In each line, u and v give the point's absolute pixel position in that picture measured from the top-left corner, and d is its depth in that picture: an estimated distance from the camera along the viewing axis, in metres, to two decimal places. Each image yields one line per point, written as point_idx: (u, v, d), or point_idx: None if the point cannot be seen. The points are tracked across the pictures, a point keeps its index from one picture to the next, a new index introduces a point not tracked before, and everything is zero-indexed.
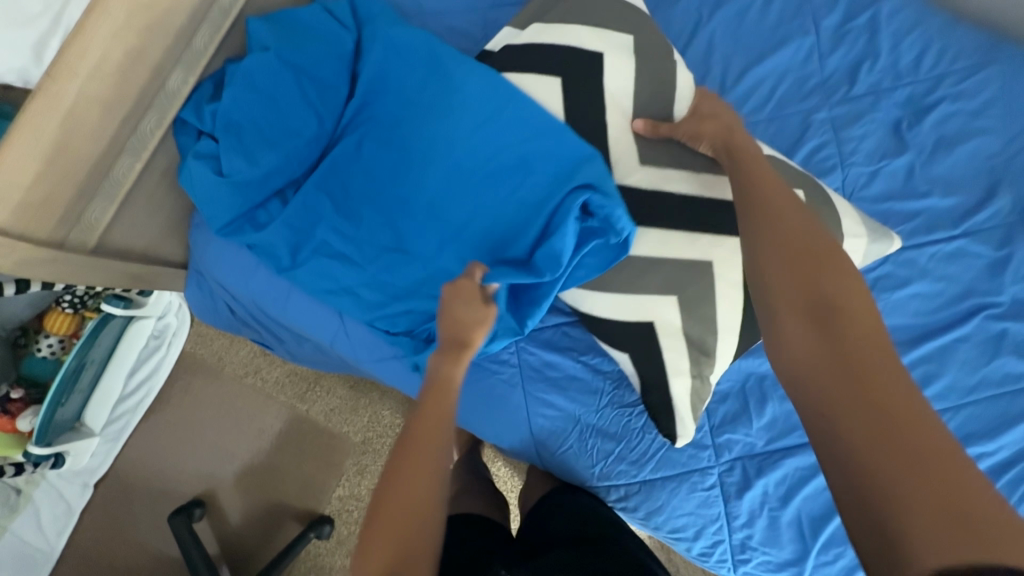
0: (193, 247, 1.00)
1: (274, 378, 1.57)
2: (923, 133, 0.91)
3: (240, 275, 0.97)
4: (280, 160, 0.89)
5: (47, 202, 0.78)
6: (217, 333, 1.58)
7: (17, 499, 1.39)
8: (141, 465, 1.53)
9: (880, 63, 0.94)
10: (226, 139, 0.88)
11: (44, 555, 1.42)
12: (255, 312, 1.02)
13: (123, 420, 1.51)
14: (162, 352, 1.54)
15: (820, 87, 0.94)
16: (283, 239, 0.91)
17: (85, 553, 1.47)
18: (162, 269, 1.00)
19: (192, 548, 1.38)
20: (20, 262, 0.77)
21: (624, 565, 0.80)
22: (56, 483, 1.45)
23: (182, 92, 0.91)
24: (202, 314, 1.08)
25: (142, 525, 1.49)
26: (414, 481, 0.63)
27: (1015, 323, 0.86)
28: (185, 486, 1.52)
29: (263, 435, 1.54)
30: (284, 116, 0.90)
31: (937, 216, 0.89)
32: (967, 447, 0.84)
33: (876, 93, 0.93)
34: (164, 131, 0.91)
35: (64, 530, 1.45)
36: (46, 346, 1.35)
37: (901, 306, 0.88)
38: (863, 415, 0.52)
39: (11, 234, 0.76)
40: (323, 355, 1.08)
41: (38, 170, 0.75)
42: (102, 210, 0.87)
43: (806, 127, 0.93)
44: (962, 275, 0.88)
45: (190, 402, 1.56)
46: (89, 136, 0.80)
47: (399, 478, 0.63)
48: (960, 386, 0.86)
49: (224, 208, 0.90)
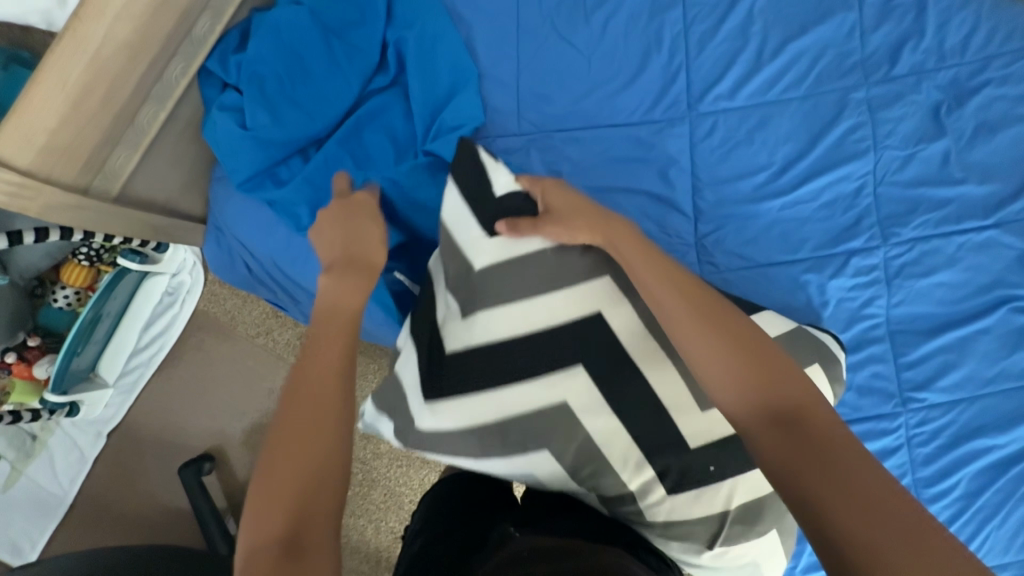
0: (213, 202, 1.00)
1: (285, 340, 1.58)
2: (964, 117, 0.88)
3: (260, 231, 0.96)
4: (305, 116, 0.90)
5: (73, 146, 0.78)
6: (229, 293, 1.59)
7: (32, 444, 1.44)
8: (152, 418, 1.56)
9: (924, 43, 0.91)
10: (250, 89, 0.89)
11: (57, 500, 1.46)
12: (271, 270, 1.02)
13: (136, 372, 1.53)
14: (176, 309, 1.55)
15: (860, 65, 0.92)
16: (303, 194, 0.89)
17: (98, 500, 1.50)
18: (183, 223, 1.00)
19: (201, 500, 1.41)
20: (46, 207, 0.77)
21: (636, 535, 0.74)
22: (71, 431, 1.49)
23: (208, 41, 0.91)
24: (219, 270, 1.08)
25: (151, 476, 1.53)
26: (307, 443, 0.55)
27: None
28: (196, 440, 1.55)
29: (273, 395, 1.57)
30: (310, 74, 0.92)
31: (970, 205, 0.87)
32: (978, 438, 0.84)
33: (918, 74, 0.90)
34: (190, 80, 0.91)
35: (77, 478, 1.49)
36: (62, 298, 1.36)
37: (925, 294, 0.87)
38: (786, 445, 0.53)
39: (35, 177, 0.75)
40: (338, 318, 1.07)
41: (64, 112, 0.74)
42: (125, 158, 0.87)
43: (842, 106, 0.91)
44: (989, 266, 0.87)
45: (202, 359, 1.58)
46: (115, 80, 0.79)
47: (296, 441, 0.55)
48: (977, 377, 0.85)
49: (245, 162, 0.89)
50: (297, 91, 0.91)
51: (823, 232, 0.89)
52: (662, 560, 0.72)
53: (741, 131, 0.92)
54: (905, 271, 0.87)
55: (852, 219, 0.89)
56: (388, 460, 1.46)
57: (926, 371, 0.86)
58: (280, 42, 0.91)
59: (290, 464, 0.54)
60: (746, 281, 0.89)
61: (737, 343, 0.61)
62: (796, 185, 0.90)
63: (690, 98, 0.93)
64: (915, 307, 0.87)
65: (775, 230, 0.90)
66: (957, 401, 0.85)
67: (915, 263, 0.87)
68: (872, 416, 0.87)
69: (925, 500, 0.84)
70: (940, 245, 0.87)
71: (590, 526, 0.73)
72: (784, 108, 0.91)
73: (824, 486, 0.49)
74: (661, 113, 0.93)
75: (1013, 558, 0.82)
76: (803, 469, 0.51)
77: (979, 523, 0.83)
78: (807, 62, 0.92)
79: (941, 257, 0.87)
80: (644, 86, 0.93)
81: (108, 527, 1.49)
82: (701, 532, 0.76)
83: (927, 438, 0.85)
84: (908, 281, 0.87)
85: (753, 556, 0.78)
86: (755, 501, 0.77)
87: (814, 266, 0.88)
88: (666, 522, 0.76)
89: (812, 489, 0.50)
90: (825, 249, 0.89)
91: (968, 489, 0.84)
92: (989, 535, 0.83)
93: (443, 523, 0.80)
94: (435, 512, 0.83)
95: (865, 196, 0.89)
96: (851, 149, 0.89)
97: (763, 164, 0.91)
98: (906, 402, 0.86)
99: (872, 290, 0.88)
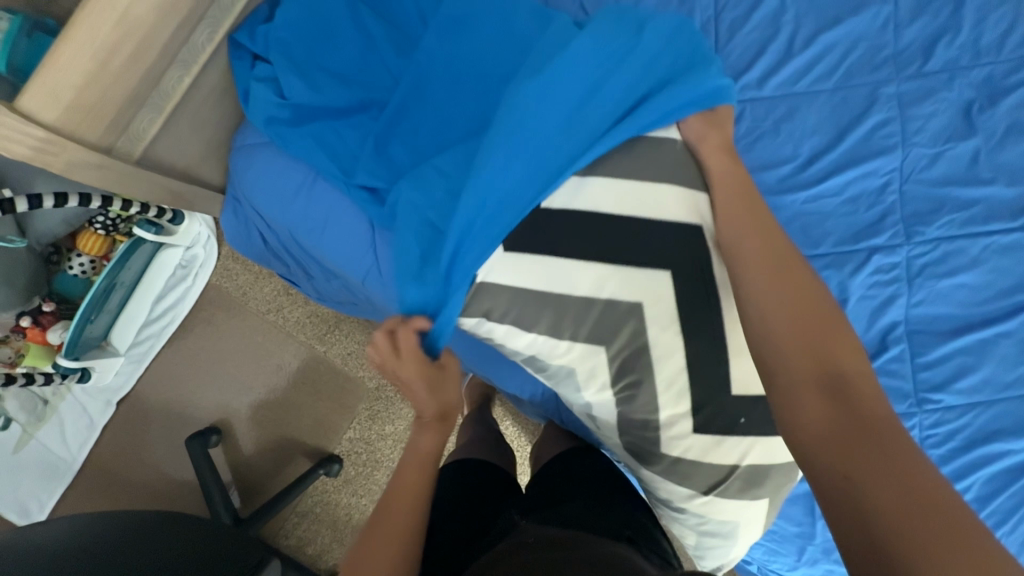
0: (232, 171, 1.00)
1: (295, 318, 1.60)
2: (996, 117, 0.87)
3: (278, 202, 0.96)
4: (346, 85, 0.90)
5: (99, 106, 0.79)
6: (242, 268, 1.60)
7: (44, 409, 1.46)
8: (162, 388, 1.57)
9: (960, 39, 0.89)
10: (280, 58, 0.90)
11: (66, 465, 1.48)
12: (288, 243, 1.02)
13: (147, 343, 1.55)
14: (189, 282, 1.56)
15: (892, 59, 0.90)
16: (330, 156, 0.89)
17: (105, 466, 1.52)
18: (201, 191, 1.01)
19: (207, 472, 1.43)
20: (70, 164, 0.78)
21: (639, 529, 0.76)
22: (81, 398, 1.50)
23: (235, 8, 0.91)
24: (235, 242, 1.09)
25: (160, 445, 1.54)
26: (398, 517, 0.66)
27: None
28: (204, 412, 1.56)
29: (281, 372, 1.58)
30: (338, 42, 0.92)
31: (997, 206, 0.86)
32: (992, 443, 0.83)
33: (952, 70, 0.89)
34: (215, 47, 0.91)
35: (86, 444, 1.51)
36: (77, 265, 1.38)
37: (946, 295, 0.86)
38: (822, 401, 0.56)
39: (61, 134, 0.76)
40: (351, 294, 1.08)
41: (93, 71, 0.75)
42: (149, 121, 0.87)
43: (872, 100, 0.89)
44: (1014, 269, 0.85)
45: (213, 333, 1.60)
46: (142, 41, 0.79)
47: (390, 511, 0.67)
48: (995, 381, 0.84)
49: (279, 130, 0.91)
50: (324, 64, 0.92)
51: (845, 228, 0.88)
52: (664, 558, 0.73)
53: (767, 121, 0.91)
54: (927, 270, 0.86)
55: (876, 216, 0.88)
56: (393, 440, 1.53)
57: (944, 372, 0.85)
58: (313, 13, 0.92)
59: (401, 493, 0.69)
60: None
61: (814, 322, 0.62)
62: (821, 178, 0.89)
63: None
64: (936, 307, 0.86)
65: (796, 223, 0.89)
66: (973, 404, 0.84)
67: (938, 264, 0.86)
68: None
69: None
70: (964, 245, 0.86)
71: (600, 519, 0.74)
72: (812, 100, 0.90)
73: (847, 443, 0.52)
74: None
75: None
76: (842, 441, 0.52)
77: (989, 527, 0.82)
78: (839, 53, 0.91)
79: (965, 259, 0.86)
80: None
81: (115, 493, 1.51)
82: (701, 481, 0.78)
83: (940, 440, 0.84)
84: (930, 281, 0.86)
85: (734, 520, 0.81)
86: (761, 471, 0.77)
87: (835, 262, 0.87)
88: (677, 459, 0.77)
89: (839, 458, 0.51)
90: (846, 245, 0.88)
91: (980, 493, 0.83)
92: (999, 540, 0.82)
93: (453, 501, 0.82)
94: (445, 487, 0.85)
95: (891, 192, 0.88)
96: (878, 145, 0.88)
97: (788, 156, 0.90)
98: (921, 403, 0.85)
99: (893, 288, 0.86)
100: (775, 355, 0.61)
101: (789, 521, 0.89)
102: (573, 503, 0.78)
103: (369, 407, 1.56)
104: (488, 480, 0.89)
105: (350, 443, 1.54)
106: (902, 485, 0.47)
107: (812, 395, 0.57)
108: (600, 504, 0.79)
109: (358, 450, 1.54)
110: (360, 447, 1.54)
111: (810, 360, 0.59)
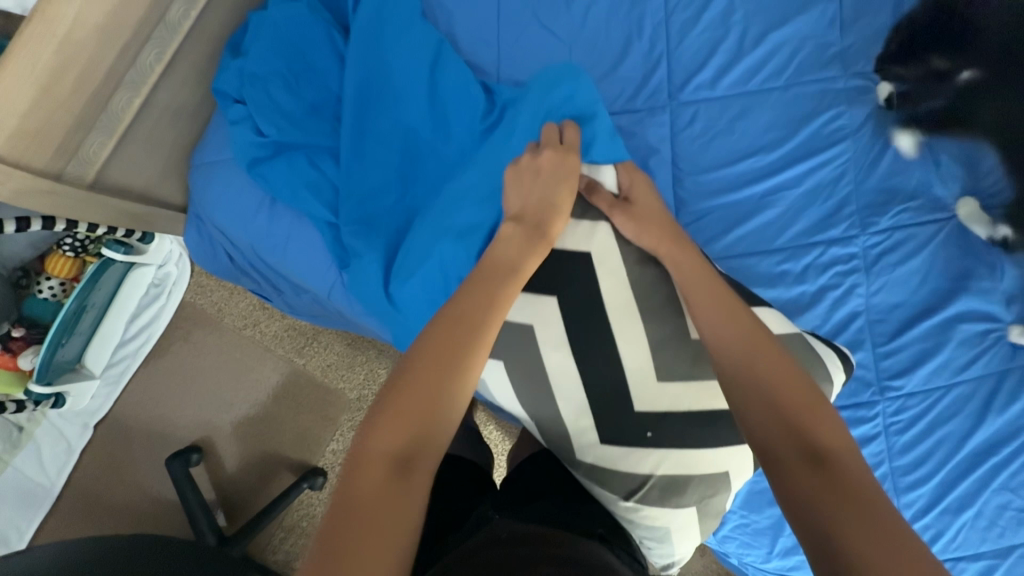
0: (192, 190, 0.99)
1: (272, 332, 1.59)
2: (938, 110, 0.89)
3: (238, 218, 0.95)
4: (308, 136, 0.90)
5: (44, 131, 0.77)
6: (217, 284, 1.59)
7: (19, 436, 1.45)
8: (140, 409, 1.55)
9: (901, 36, 0.92)
10: (255, 95, 0.90)
11: (45, 490, 1.46)
12: (253, 259, 1.01)
13: (123, 363, 1.54)
14: (162, 301, 1.55)
15: (839, 57, 0.92)
16: (285, 188, 0.89)
17: (86, 492, 1.50)
18: (161, 211, 0.99)
19: (189, 491, 1.41)
20: (18, 191, 0.77)
21: (608, 525, 0.76)
22: (58, 423, 1.49)
23: (183, 28, 0.89)
24: (202, 261, 1.08)
25: (141, 467, 1.53)
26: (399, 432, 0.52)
27: (1004, 304, 0.86)
28: (184, 431, 1.55)
29: (261, 386, 1.57)
30: (311, 74, 0.93)
31: (940, 197, 0.89)
32: (950, 425, 0.85)
33: (896, 65, 0.91)
34: (165, 66, 0.89)
35: (64, 469, 1.48)
36: (47, 288, 1.35)
37: (902, 282, 0.88)
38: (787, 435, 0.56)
39: (6, 162, 0.75)
40: (320, 307, 1.08)
41: (34, 96, 0.74)
42: (100, 145, 0.86)
43: (822, 96, 0.91)
44: (955, 256, 0.88)
45: (189, 350, 1.58)
46: (85, 65, 0.78)
47: (389, 426, 0.52)
48: (952, 365, 0.86)
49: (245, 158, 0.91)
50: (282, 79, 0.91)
51: (802, 222, 0.89)
52: (635, 559, 0.74)
53: (722, 120, 0.92)
54: (882, 259, 0.88)
55: (832, 208, 0.89)
56: None
57: (904, 360, 0.87)
58: (285, 45, 0.92)
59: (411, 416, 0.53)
60: (724, 268, 0.89)
61: (794, 376, 0.61)
62: (777, 174, 0.90)
63: (670, 87, 0.93)
64: (892, 295, 0.88)
65: (756, 218, 0.90)
66: (933, 389, 0.86)
67: (891, 253, 0.88)
68: (850, 404, 0.87)
69: (901, 489, 0.85)
70: (915, 232, 0.88)
71: (573, 518, 0.74)
72: (763, 99, 0.92)
73: (817, 486, 0.51)
74: (641, 103, 0.93)
75: (989, 547, 0.83)
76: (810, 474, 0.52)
77: (954, 511, 0.84)
78: (789, 51, 0.93)
79: (916, 246, 0.88)
80: (625, 76, 0.93)
81: (96, 518, 1.49)
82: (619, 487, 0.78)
83: (904, 426, 0.86)
84: (885, 270, 0.88)
85: (665, 527, 0.80)
86: (682, 476, 0.77)
87: (793, 255, 0.89)
88: (592, 464, 0.78)
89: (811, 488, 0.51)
90: (803, 239, 0.89)
91: (943, 478, 0.84)
92: (964, 523, 0.83)
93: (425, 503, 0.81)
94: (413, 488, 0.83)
95: (844, 184, 0.90)
96: (827, 141, 0.90)
97: (743, 153, 0.91)
98: (883, 390, 0.87)
99: (852, 279, 0.88)
100: (737, 385, 0.62)
101: (761, 513, 0.90)
102: (549, 500, 0.78)
103: (351, 418, 1.55)
104: (464, 473, 0.89)
105: (333, 455, 1.53)
106: (877, 529, 0.46)
107: (782, 447, 0.55)
108: (574, 505, 0.78)
109: (341, 462, 1.53)
110: (343, 459, 1.53)
111: (783, 408, 0.58)
